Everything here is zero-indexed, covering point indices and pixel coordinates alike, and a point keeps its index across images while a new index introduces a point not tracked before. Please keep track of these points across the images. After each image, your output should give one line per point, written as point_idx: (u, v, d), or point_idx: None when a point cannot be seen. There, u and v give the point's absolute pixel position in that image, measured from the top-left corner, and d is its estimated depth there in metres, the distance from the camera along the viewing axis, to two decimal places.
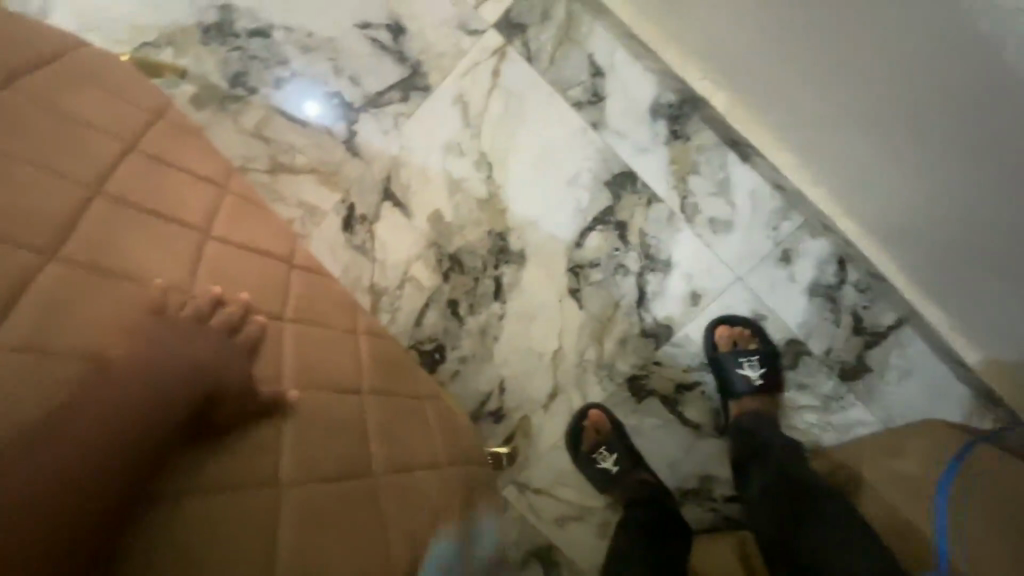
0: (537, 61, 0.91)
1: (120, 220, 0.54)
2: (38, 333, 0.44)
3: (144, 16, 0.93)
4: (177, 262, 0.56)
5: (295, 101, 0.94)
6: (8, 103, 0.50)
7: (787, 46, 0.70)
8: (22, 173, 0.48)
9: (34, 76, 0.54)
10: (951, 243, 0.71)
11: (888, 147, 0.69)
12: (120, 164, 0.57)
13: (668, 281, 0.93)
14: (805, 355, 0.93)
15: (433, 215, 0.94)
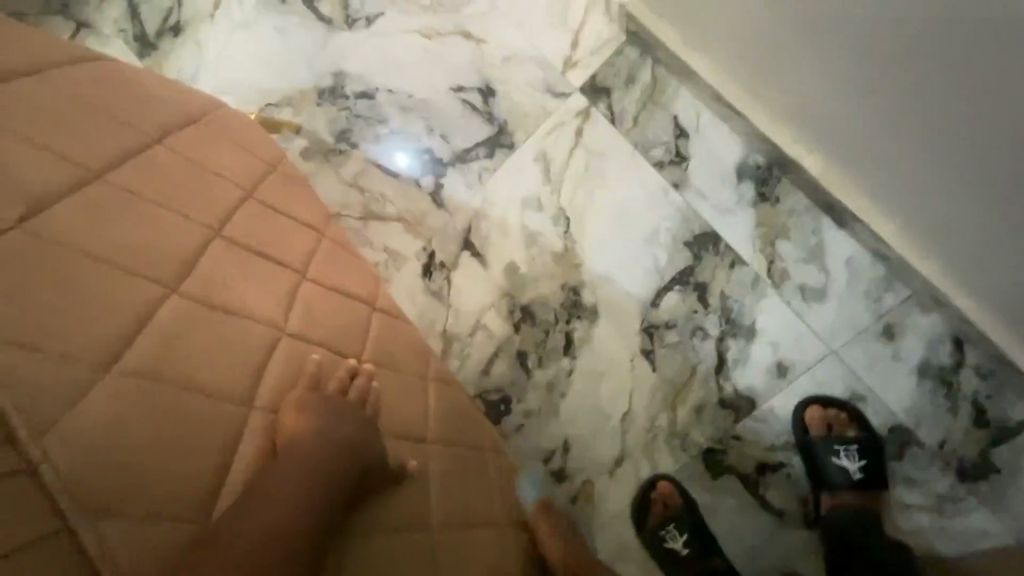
0: (621, 121, 0.92)
1: (232, 259, 0.60)
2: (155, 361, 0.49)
3: (271, 82, 1.06)
4: (273, 300, 0.61)
5: (386, 153, 1.01)
6: (153, 158, 0.59)
7: (875, 124, 0.68)
8: (156, 215, 0.55)
9: (178, 137, 0.64)
10: None
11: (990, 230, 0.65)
12: (236, 210, 0.63)
13: (751, 349, 0.87)
14: (913, 445, 0.82)
15: (508, 266, 0.96)
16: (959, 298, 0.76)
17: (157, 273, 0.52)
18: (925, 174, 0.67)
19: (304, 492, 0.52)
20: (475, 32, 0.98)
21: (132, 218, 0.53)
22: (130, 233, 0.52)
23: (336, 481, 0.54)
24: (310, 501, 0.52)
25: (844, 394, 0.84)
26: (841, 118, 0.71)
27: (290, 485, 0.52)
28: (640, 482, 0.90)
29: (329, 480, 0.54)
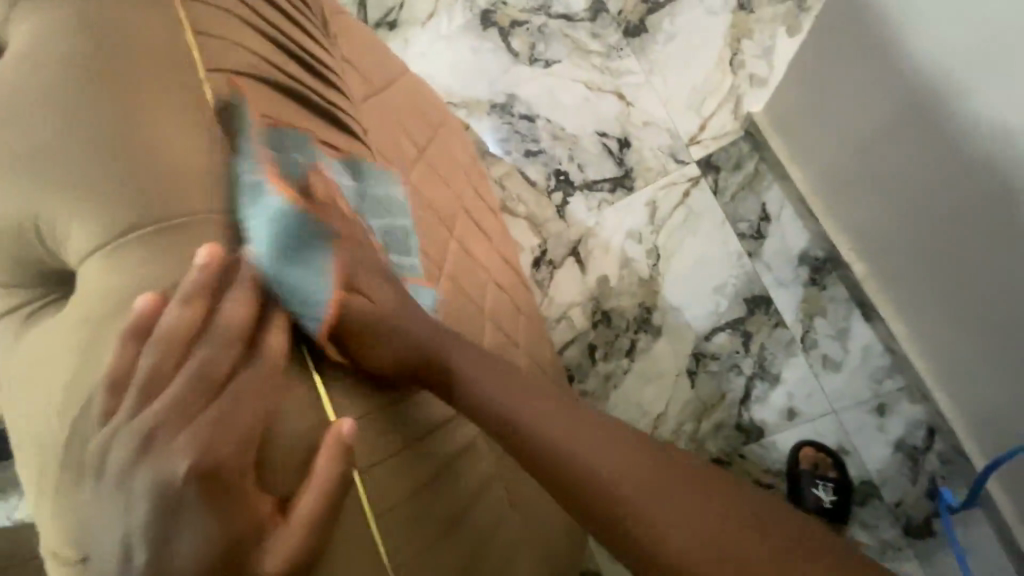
0: (722, 195, 1.19)
1: (472, 220, 0.84)
2: (463, 260, 0.72)
3: (455, 85, 1.33)
4: (488, 246, 0.86)
5: (482, 133, 1.30)
6: (442, 142, 0.86)
7: (905, 241, 0.93)
8: (447, 176, 0.81)
9: (445, 126, 0.90)
10: (1015, 430, 0.89)
11: (970, 337, 0.89)
12: (467, 185, 0.90)
13: (772, 392, 1.12)
14: (876, 499, 1.06)
15: (601, 278, 1.22)
16: (941, 397, 1.01)
17: (448, 212, 0.75)
18: (929, 282, 0.92)
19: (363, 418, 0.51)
20: (628, 96, 1.25)
21: (442, 174, 0.79)
22: (443, 184, 0.78)
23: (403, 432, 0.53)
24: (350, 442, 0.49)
25: (834, 445, 1.08)
26: (884, 229, 0.96)
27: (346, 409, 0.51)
28: None
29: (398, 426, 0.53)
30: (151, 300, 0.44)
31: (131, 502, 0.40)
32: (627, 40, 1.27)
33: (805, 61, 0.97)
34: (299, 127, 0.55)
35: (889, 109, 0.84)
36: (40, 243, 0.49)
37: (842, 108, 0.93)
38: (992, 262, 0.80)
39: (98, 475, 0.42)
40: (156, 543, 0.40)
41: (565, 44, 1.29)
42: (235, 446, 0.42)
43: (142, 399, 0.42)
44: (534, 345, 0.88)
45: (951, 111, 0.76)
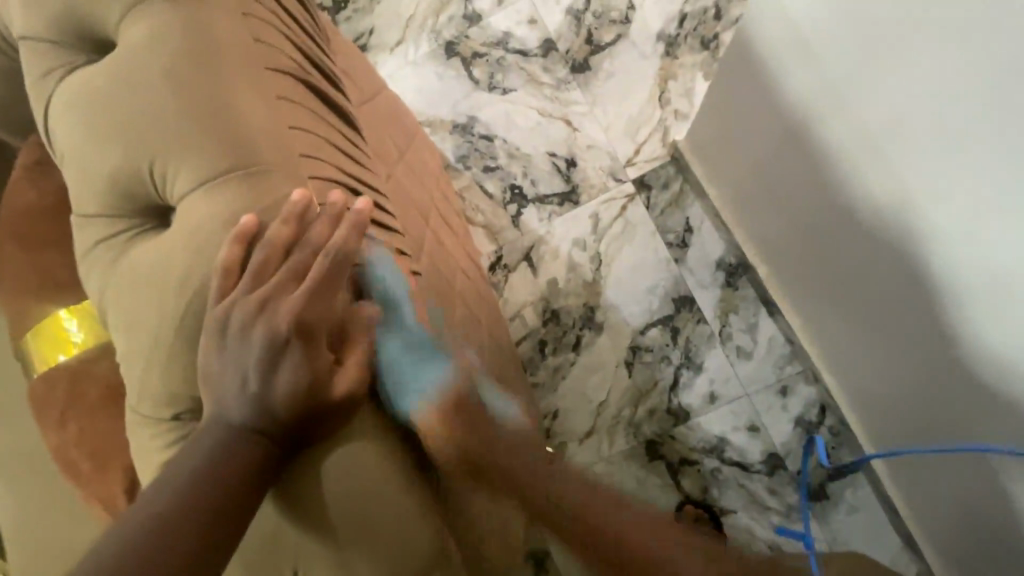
0: (653, 209, 1.37)
1: (443, 216, 0.97)
2: (439, 247, 0.85)
3: (421, 107, 1.47)
4: (457, 242, 0.99)
5: (445, 150, 1.44)
6: (417, 147, 0.99)
7: (803, 245, 1.10)
8: (422, 177, 0.94)
9: (419, 137, 1.04)
10: (887, 403, 1.08)
11: (854, 327, 1.07)
12: (437, 188, 1.03)
13: (697, 379, 1.30)
14: (782, 468, 1.24)
15: (550, 280, 1.37)
16: (830, 380, 1.22)
17: (424, 206, 0.88)
18: (823, 281, 1.10)
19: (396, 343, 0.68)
20: (574, 123, 1.43)
21: (418, 175, 0.92)
22: (421, 183, 0.92)
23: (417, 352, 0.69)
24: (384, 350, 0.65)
25: (747, 424, 1.27)
26: (784, 238, 1.15)
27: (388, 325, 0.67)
28: (600, 451, 1.29)
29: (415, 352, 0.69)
30: (252, 220, 0.59)
31: (250, 345, 0.57)
32: (574, 75, 1.46)
33: (715, 100, 1.17)
34: (326, 119, 0.70)
35: (777, 137, 1.03)
36: (152, 181, 0.63)
37: (743, 136, 1.13)
38: (872, 265, 0.95)
39: (221, 335, 0.57)
40: (265, 378, 0.57)
41: (520, 75, 1.47)
42: (315, 306, 0.57)
43: (256, 279, 0.58)
44: (495, 328, 1.00)
45: (816, 136, 0.94)
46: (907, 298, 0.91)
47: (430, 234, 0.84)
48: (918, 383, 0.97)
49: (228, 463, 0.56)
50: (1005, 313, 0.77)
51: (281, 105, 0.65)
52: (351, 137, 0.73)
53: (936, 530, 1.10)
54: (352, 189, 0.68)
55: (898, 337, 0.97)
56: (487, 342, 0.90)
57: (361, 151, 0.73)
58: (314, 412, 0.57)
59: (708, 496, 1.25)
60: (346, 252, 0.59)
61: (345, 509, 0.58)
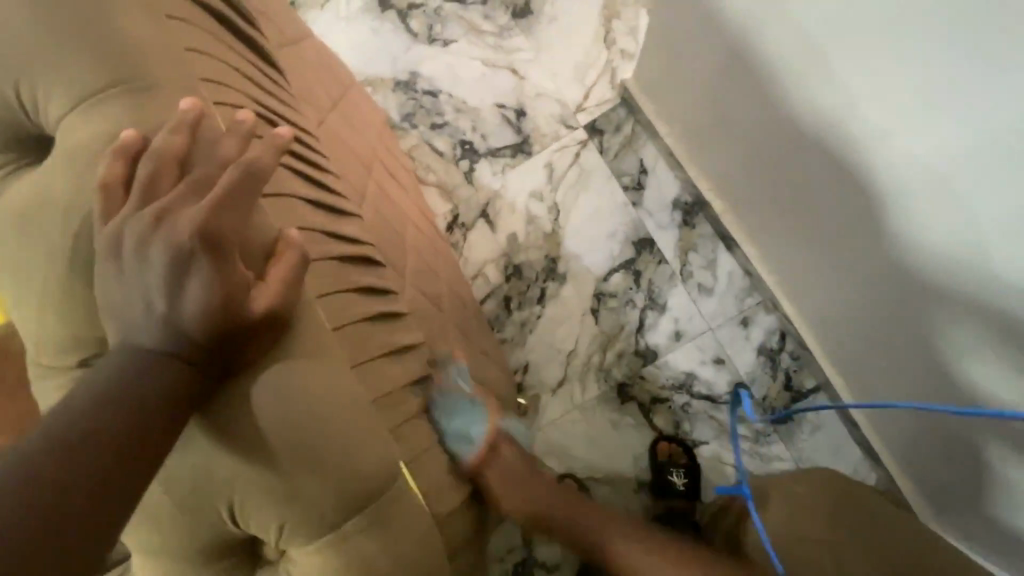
0: (607, 154, 1.36)
1: (386, 166, 0.93)
2: (378, 193, 0.81)
3: (358, 65, 1.40)
4: (405, 194, 0.95)
5: (388, 109, 1.38)
6: (353, 98, 0.95)
7: (755, 169, 1.10)
8: (359, 125, 0.90)
9: (355, 87, 0.99)
10: (841, 317, 1.10)
11: (808, 245, 1.08)
12: (379, 139, 0.98)
13: (661, 319, 1.31)
14: (748, 396, 1.28)
15: (510, 235, 1.35)
16: (787, 305, 1.24)
17: (362, 155, 0.83)
18: (777, 203, 1.10)
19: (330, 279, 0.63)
20: (521, 71, 1.38)
21: (355, 124, 0.88)
22: (358, 132, 0.87)
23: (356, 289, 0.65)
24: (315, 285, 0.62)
25: (713, 356, 1.30)
26: (737, 164, 1.15)
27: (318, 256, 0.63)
28: (573, 399, 1.30)
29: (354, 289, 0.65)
30: (135, 135, 0.55)
31: (150, 262, 0.51)
32: (516, 21, 1.40)
33: (657, 30, 1.15)
34: (236, 50, 0.67)
35: (719, 59, 1.02)
36: (22, 105, 0.59)
37: (687, 63, 1.11)
38: (822, 181, 0.95)
39: (116, 252, 0.52)
40: (172, 295, 0.51)
41: (460, 25, 1.41)
42: (229, 219, 0.52)
43: (145, 195, 0.52)
44: (455, 281, 0.98)
45: (755, 50, 0.93)
46: (855, 209, 0.92)
47: (365, 177, 0.80)
48: (869, 292, 0.99)
49: (148, 387, 0.51)
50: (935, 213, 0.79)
51: (175, 25, 0.62)
52: (270, 75, 0.70)
53: (890, 437, 1.14)
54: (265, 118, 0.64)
55: (849, 251, 0.99)
56: (445, 293, 0.87)
57: (278, 85, 0.70)
58: (236, 332, 0.53)
59: (680, 431, 1.28)
60: (259, 169, 0.53)
61: (285, 434, 0.56)
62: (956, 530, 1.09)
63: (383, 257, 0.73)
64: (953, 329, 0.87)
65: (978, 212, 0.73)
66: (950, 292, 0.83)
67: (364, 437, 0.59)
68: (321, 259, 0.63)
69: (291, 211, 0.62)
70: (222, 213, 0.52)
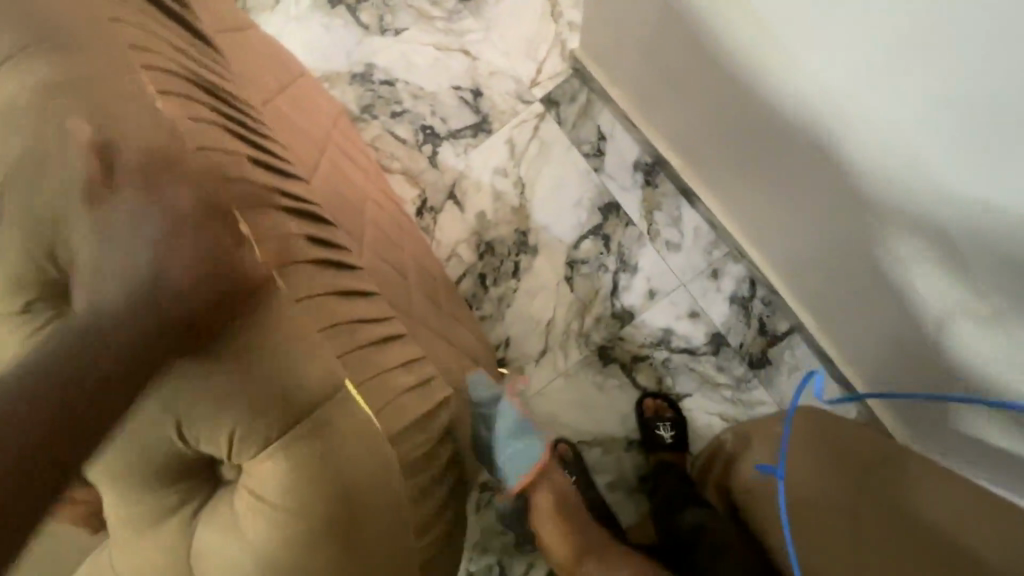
0: (565, 124, 1.38)
1: (342, 149, 0.95)
2: (332, 170, 0.83)
3: (314, 62, 1.42)
4: (363, 174, 0.97)
5: (347, 103, 1.40)
6: (304, 85, 0.97)
7: (703, 118, 1.12)
8: (310, 110, 0.92)
9: (304, 76, 1.01)
10: (803, 253, 1.12)
11: (764, 185, 1.09)
12: (334, 124, 1.00)
13: (634, 280, 1.34)
14: (725, 345, 1.31)
15: (479, 214, 1.37)
16: (752, 252, 1.27)
17: (314, 135, 0.85)
18: (731, 148, 1.11)
19: (273, 226, 0.64)
20: (473, 52, 1.41)
21: (305, 108, 0.90)
22: (309, 115, 0.89)
23: (303, 239, 0.67)
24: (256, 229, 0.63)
25: (687, 310, 1.32)
26: (687, 115, 1.16)
27: (256, 203, 0.64)
28: (556, 366, 1.32)
29: (301, 238, 0.67)
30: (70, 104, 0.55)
31: (86, 204, 0.54)
32: (463, 4, 1.43)
33: None
34: (166, 27, 0.69)
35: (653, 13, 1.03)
36: None
37: (626, 24, 1.13)
38: (763, 121, 0.97)
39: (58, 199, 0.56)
40: (105, 232, 0.54)
41: (410, 14, 1.43)
42: (154, 161, 0.56)
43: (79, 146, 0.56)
44: (421, 256, 1.00)
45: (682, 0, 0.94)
46: (798, 143, 0.93)
47: (314, 154, 0.82)
48: (823, 223, 1.01)
49: (92, 322, 0.53)
50: (868, 143, 0.80)
51: (100, 5, 0.64)
52: (209, 57, 0.72)
53: (863, 366, 1.17)
54: (198, 89, 0.67)
55: (801, 184, 1.00)
56: (410, 264, 0.89)
57: (214, 66, 0.72)
58: (166, 267, 0.53)
59: (663, 386, 1.31)
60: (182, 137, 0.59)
61: (235, 361, 0.59)
62: (935, 446, 1.12)
63: (340, 227, 0.75)
64: (906, 253, 0.88)
65: (916, 161, 0.74)
66: (899, 219, 0.84)
67: (304, 359, 0.60)
68: (261, 208, 0.64)
69: (229, 165, 0.63)
70: (148, 157, 0.56)
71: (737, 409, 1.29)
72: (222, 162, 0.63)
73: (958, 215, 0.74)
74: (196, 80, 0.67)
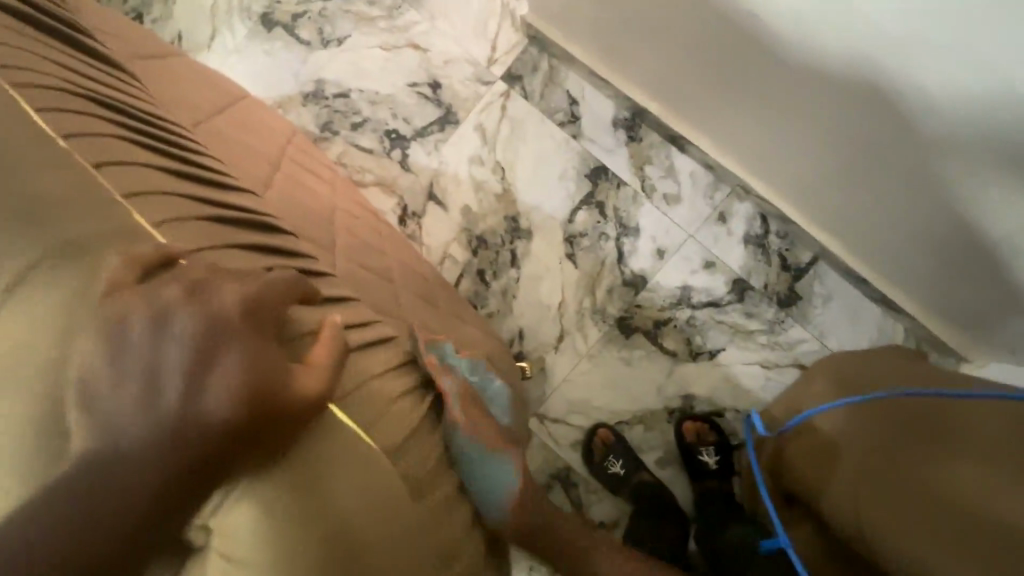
0: (532, 97, 1.31)
1: (298, 162, 0.88)
2: (291, 184, 0.77)
3: (262, 91, 1.36)
4: (325, 184, 0.90)
5: (304, 124, 1.34)
6: (247, 106, 0.90)
7: (677, 51, 1.03)
8: (258, 128, 0.85)
9: (249, 99, 0.95)
10: (808, 171, 1.03)
11: (754, 104, 0.99)
12: (288, 141, 0.94)
13: (639, 242, 1.26)
14: (749, 290, 1.23)
15: (463, 208, 1.30)
16: (756, 185, 1.18)
17: (264, 152, 0.78)
18: (710, 75, 1.01)
19: (210, 236, 0.53)
20: (421, 44, 1.34)
21: (252, 127, 0.83)
22: (257, 133, 0.83)
23: (252, 248, 0.56)
24: (185, 240, 0.51)
25: (702, 262, 1.24)
26: (658, 53, 1.07)
27: (184, 214, 0.53)
28: (578, 350, 1.25)
29: (248, 247, 0.56)
30: None
31: None
32: None
33: None
34: (56, 43, 0.60)
35: None
36: None
37: None
38: (740, 30, 0.87)
39: None
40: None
41: (349, 20, 1.37)
42: (60, 181, 0.50)
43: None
44: (408, 260, 0.93)
45: None
46: (781, 46, 0.84)
47: (265, 167, 0.75)
48: (827, 131, 0.91)
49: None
50: (880, 27, 0.69)
51: None
52: (113, 74, 0.62)
53: (903, 280, 1.08)
54: (104, 104, 0.57)
55: (795, 92, 0.90)
56: (394, 269, 0.82)
57: (122, 79, 0.63)
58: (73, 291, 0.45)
59: (693, 346, 1.23)
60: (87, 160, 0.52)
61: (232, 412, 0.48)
62: (1001, 348, 1.03)
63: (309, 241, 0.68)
64: (937, 146, 0.78)
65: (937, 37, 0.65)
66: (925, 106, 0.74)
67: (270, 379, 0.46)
68: (193, 219, 0.54)
69: (149, 180, 0.54)
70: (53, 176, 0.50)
71: (778, 351, 1.21)
72: (138, 176, 0.53)
73: (979, 94, 0.67)
74: (99, 94, 0.58)
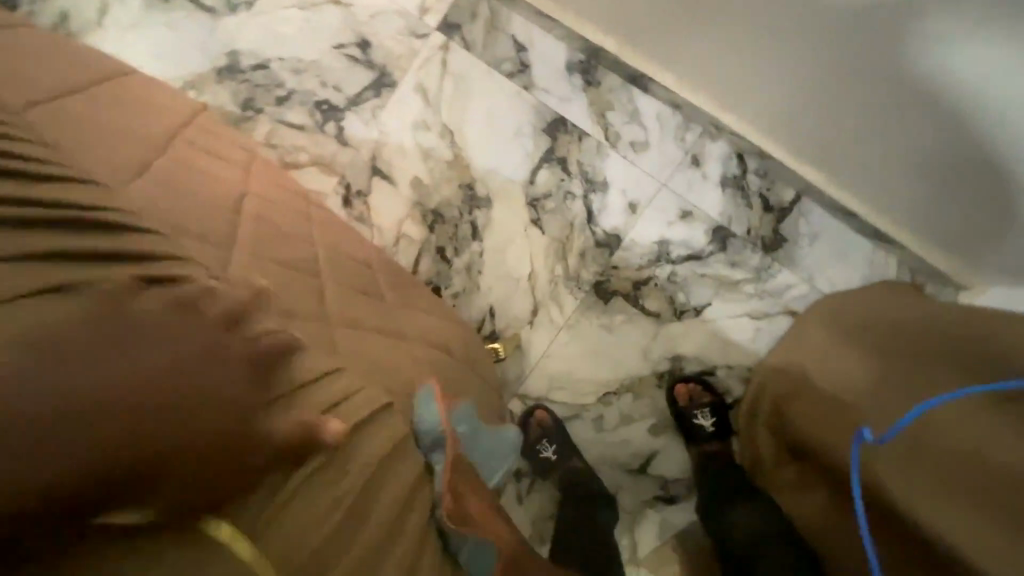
0: (474, 47, 1.17)
1: (198, 145, 0.75)
2: (182, 171, 0.64)
3: (169, 70, 1.19)
4: (234, 166, 0.77)
5: (222, 104, 1.18)
6: (128, 84, 0.76)
7: None
8: (139, 108, 0.71)
9: (134, 76, 0.80)
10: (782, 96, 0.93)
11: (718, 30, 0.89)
12: (187, 120, 0.80)
13: (608, 198, 1.15)
14: (732, 237, 1.14)
15: (413, 180, 1.17)
16: (729, 121, 1.08)
17: (146, 136, 0.65)
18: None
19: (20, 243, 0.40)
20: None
21: (131, 107, 0.69)
22: (139, 114, 0.69)
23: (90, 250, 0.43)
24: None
25: (678, 212, 1.14)
26: None
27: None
28: (555, 322, 1.15)
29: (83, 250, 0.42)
30: None
31: None
32: None
33: None
34: None
35: None
36: None
37: None
38: None
39: None
40: None
41: None
42: None
43: None
44: (346, 246, 0.81)
45: None
46: None
47: (139, 151, 0.61)
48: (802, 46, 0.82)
49: None
50: None
51: None
52: None
53: (895, 209, 1.00)
54: None
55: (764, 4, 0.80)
56: (325, 261, 0.71)
57: None
58: None
59: (677, 304, 1.14)
60: None
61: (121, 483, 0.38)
62: (1003, 273, 0.96)
63: (204, 237, 0.56)
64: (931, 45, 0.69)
65: None
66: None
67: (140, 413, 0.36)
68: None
69: None
70: None
71: (767, 299, 1.13)
72: None
73: None
74: None
